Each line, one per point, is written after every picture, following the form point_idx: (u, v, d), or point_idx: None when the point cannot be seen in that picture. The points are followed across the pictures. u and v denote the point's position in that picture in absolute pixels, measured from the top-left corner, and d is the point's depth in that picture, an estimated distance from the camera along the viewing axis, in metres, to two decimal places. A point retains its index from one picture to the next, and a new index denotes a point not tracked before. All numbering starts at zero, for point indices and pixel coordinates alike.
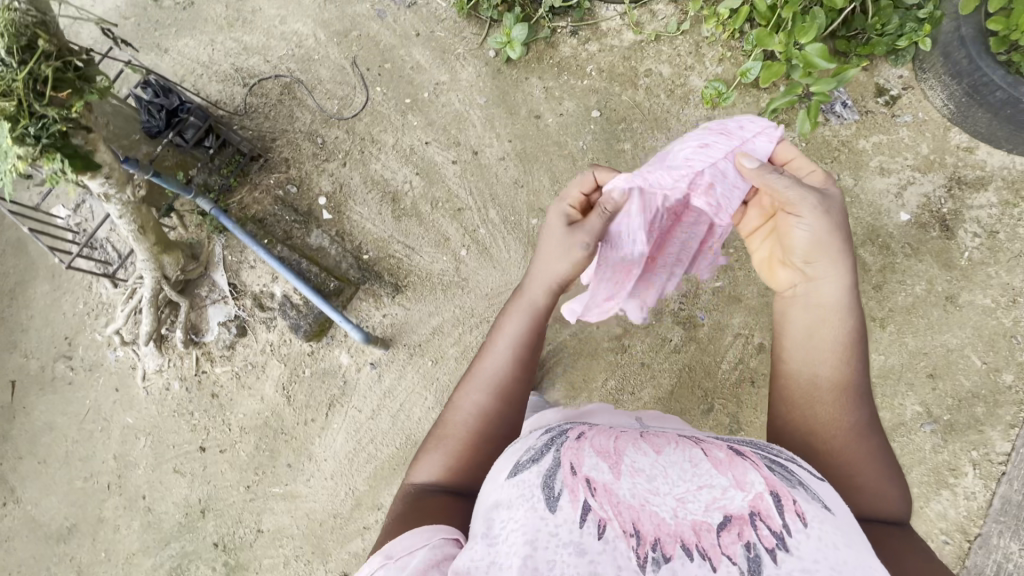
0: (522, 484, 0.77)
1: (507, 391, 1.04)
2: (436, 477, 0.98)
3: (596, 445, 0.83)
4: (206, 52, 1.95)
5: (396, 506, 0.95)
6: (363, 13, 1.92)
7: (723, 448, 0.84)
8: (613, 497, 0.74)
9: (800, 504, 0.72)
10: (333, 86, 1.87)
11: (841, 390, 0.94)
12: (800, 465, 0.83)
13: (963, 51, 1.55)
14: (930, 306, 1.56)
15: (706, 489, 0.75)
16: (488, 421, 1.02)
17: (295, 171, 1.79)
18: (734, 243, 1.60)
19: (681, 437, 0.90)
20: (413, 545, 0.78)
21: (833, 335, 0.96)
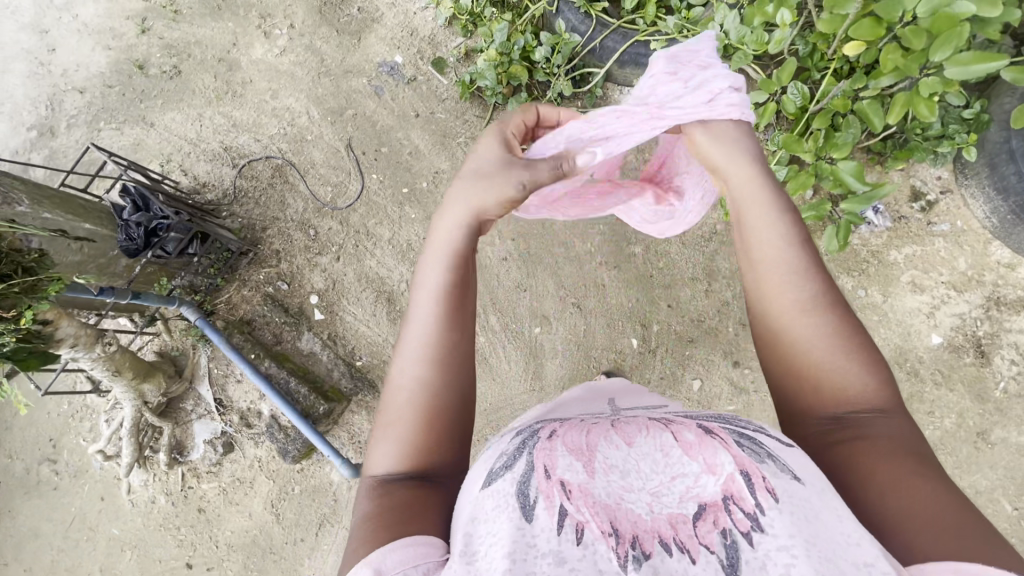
0: (493, 495, 0.58)
1: (460, 342, 0.72)
2: (397, 468, 0.66)
3: (568, 442, 0.65)
4: (194, 128, 1.85)
5: (359, 512, 0.64)
6: (359, 90, 1.81)
7: (694, 428, 0.65)
8: (589, 497, 0.56)
9: (772, 479, 0.56)
10: (327, 170, 1.76)
11: (784, 270, 0.69)
12: (773, 435, 0.63)
13: (1012, 167, 1.40)
14: (960, 442, 1.46)
15: (679, 479, 0.59)
16: (440, 385, 0.70)
17: (285, 265, 1.70)
18: (750, 363, 1.54)
19: (654, 422, 0.71)
20: (411, 559, 0.54)
21: (765, 217, 0.72)
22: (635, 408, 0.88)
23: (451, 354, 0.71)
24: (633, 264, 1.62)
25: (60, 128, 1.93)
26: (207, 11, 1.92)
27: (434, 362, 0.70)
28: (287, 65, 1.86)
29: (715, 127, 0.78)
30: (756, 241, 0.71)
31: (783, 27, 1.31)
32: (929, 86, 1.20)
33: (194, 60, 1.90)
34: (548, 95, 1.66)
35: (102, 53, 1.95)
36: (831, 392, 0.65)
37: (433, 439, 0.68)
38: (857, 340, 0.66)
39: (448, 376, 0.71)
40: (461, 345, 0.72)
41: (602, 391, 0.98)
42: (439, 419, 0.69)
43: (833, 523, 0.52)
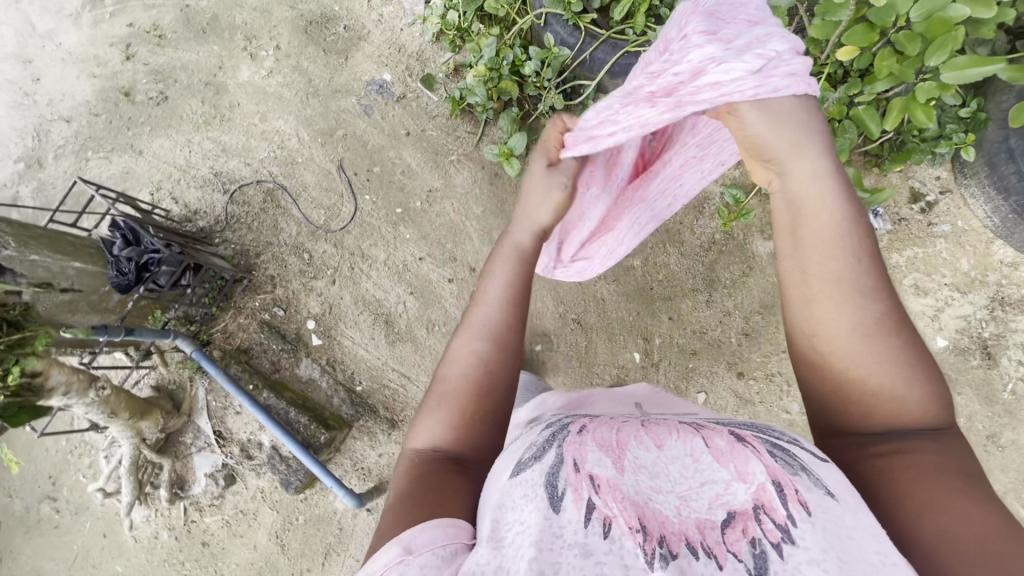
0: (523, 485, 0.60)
1: (510, 336, 0.79)
2: (442, 444, 0.72)
3: (599, 439, 0.65)
4: (183, 154, 1.83)
5: (398, 485, 0.69)
6: (349, 109, 1.79)
7: (726, 435, 0.62)
8: (618, 492, 0.55)
9: (805, 492, 0.53)
10: (319, 193, 1.74)
11: (845, 283, 0.64)
12: (807, 446, 0.60)
13: (1011, 166, 1.37)
14: (969, 446, 1.45)
15: (709, 485, 0.56)
16: (493, 369, 0.76)
17: (280, 291, 1.68)
18: (755, 373, 1.52)
19: (684, 426, 0.69)
20: (439, 539, 0.56)
21: (826, 223, 0.66)
22: (663, 413, 0.86)
23: (506, 347, 0.78)
24: (632, 277, 1.60)
25: (48, 159, 1.91)
26: (192, 35, 1.90)
27: (491, 349, 0.77)
28: (274, 86, 1.84)
29: (770, 106, 0.68)
30: (813, 248, 0.66)
31: None
32: (926, 91, 1.19)
33: (181, 86, 1.88)
34: (540, 110, 1.64)
35: (87, 81, 1.93)
36: (885, 411, 0.62)
37: (480, 420, 0.74)
38: (916, 359, 0.63)
39: (503, 367, 0.77)
40: (517, 341, 0.79)
41: (627, 398, 0.97)
42: (487, 404, 0.75)
43: (866, 541, 0.50)
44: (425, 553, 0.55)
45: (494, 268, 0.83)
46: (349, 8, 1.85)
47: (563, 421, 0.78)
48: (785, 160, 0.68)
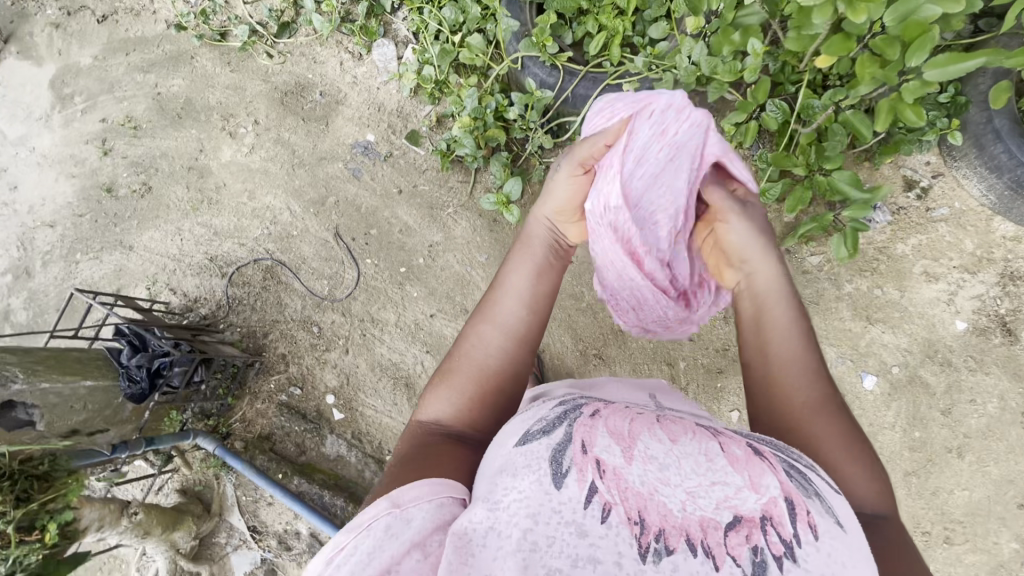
0: (527, 453, 0.65)
1: (523, 333, 0.89)
2: (446, 419, 0.82)
3: (610, 425, 0.69)
4: (175, 243, 1.80)
5: (402, 446, 0.79)
6: (337, 175, 1.78)
7: (742, 444, 0.68)
8: (623, 482, 0.61)
9: (814, 514, 0.60)
10: (319, 263, 1.72)
11: (800, 370, 0.79)
12: (821, 477, 0.68)
13: (1000, 145, 1.40)
14: (1008, 425, 1.45)
15: (719, 487, 0.62)
16: (500, 361, 0.87)
17: (294, 368, 1.65)
18: None
19: (700, 426, 0.74)
20: (425, 496, 0.63)
21: (780, 317, 0.84)
22: (676, 409, 0.89)
23: (520, 342, 0.89)
24: None
25: (36, 267, 1.87)
26: (168, 122, 1.89)
27: (508, 343, 0.88)
28: (258, 162, 1.82)
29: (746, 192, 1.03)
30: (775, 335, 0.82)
31: (754, 56, 1.36)
32: (912, 92, 1.21)
33: (163, 174, 1.85)
34: (529, 150, 1.64)
35: (67, 183, 1.90)
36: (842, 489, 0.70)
37: (483, 402, 0.84)
38: (863, 452, 0.74)
39: (515, 360, 0.88)
40: (530, 337, 0.90)
41: (642, 386, 1.00)
42: (493, 385, 0.85)
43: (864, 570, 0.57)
44: (412, 507, 0.61)
45: (515, 262, 0.96)
46: (323, 74, 1.86)
47: (576, 399, 0.79)
48: (754, 263, 0.91)
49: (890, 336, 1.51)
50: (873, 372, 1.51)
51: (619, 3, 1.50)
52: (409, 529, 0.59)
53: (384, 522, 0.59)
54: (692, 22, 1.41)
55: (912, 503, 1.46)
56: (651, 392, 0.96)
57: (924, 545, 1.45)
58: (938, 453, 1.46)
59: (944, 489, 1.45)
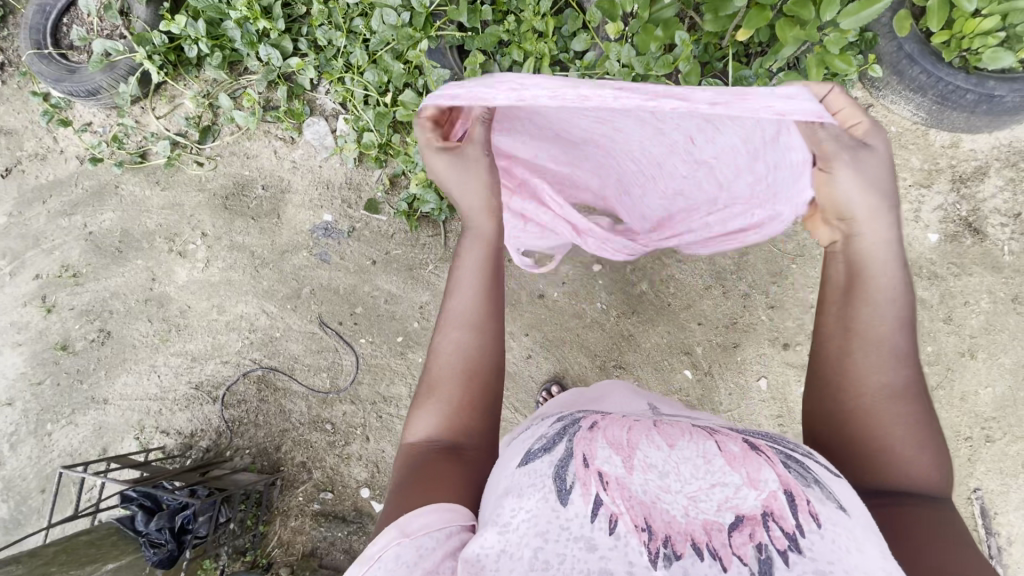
0: (532, 473, 0.64)
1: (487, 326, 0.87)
2: (439, 431, 0.80)
3: (610, 436, 0.68)
4: (152, 382, 1.69)
5: (398, 472, 0.77)
6: (305, 264, 1.72)
7: (738, 441, 0.68)
8: (625, 490, 0.60)
9: (815, 504, 0.59)
10: (313, 358, 1.65)
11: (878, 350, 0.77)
12: (819, 462, 0.67)
13: (917, 67, 1.47)
14: (1004, 315, 1.53)
15: (719, 488, 0.61)
16: (475, 357, 0.85)
17: (318, 473, 1.58)
18: (798, 339, 1.56)
19: (696, 428, 0.73)
20: (434, 524, 0.61)
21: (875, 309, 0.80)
22: (676, 415, 0.86)
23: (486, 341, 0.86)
24: (646, 302, 1.61)
25: (4, 454, 1.70)
26: (108, 260, 1.78)
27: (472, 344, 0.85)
28: (219, 274, 1.74)
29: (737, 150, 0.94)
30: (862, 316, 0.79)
31: (684, 45, 1.40)
32: (835, 43, 1.30)
33: (119, 314, 1.74)
34: None
35: (14, 353, 1.75)
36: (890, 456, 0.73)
37: (465, 408, 0.82)
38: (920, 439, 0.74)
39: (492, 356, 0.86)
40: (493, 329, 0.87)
41: (639, 396, 0.98)
42: (472, 394, 0.83)
43: (874, 556, 0.55)
44: (421, 535, 0.60)
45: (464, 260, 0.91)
46: (259, 167, 1.81)
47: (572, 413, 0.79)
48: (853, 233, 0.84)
49: None
50: None
51: (538, 26, 1.53)
52: (421, 559, 0.58)
53: (394, 553, 0.58)
54: (613, 27, 1.44)
55: (947, 414, 1.52)
56: (649, 402, 0.95)
57: (971, 450, 1.51)
58: (953, 360, 1.53)
59: (970, 392, 1.52)
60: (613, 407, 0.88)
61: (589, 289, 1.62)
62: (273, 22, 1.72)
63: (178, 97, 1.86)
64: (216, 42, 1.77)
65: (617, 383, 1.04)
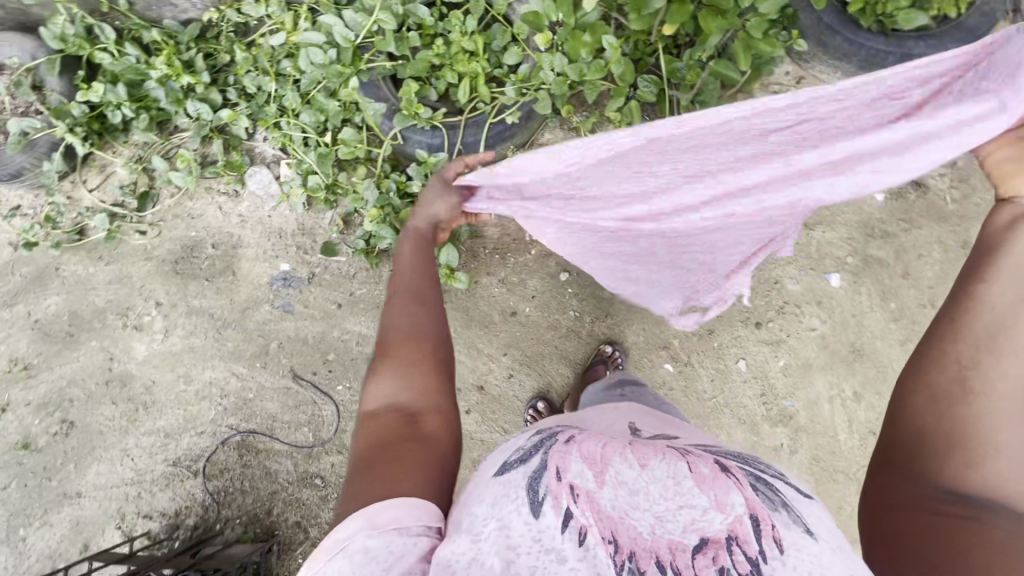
0: (504, 484, 0.67)
1: (430, 298, 0.96)
2: (401, 397, 0.82)
3: (584, 449, 0.71)
4: (126, 466, 1.62)
5: (361, 439, 0.78)
6: (268, 319, 1.67)
7: (710, 461, 0.70)
8: (596, 503, 0.64)
9: (780, 529, 0.61)
10: (291, 414, 1.61)
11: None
12: (790, 483, 0.69)
13: (839, 37, 1.52)
14: (957, 263, 1.58)
15: (686, 510, 0.63)
16: (424, 328, 0.91)
17: (315, 530, 1.54)
18: (768, 316, 1.59)
19: (669, 446, 0.76)
20: (405, 519, 0.62)
21: None
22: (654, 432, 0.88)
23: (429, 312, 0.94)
24: (617, 302, 1.62)
25: None
26: (60, 346, 1.69)
27: (423, 314, 0.93)
28: (180, 342, 1.68)
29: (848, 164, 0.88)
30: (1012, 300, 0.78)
31: (613, 49, 1.41)
32: (756, 28, 1.33)
33: (80, 401, 1.66)
34: None
35: None
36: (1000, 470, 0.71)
37: (424, 371, 0.86)
38: None
39: (434, 323, 0.93)
40: (431, 292, 0.97)
41: (613, 410, 1.01)
42: (425, 359, 0.87)
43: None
44: (388, 528, 0.61)
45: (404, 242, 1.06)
46: (206, 226, 1.75)
47: (550, 426, 0.82)
48: None
49: (832, 234, 1.61)
50: (834, 270, 1.60)
51: (467, 46, 1.52)
52: (389, 552, 0.60)
53: (363, 542, 0.60)
54: (540, 38, 1.45)
55: None
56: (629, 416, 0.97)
57: None
58: (917, 312, 1.58)
59: None
60: (592, 424, 0.90)
61: (561, 299, 1.62)
62: (198, 77, 1.68)
63: (108, 166, 1.78)
64: (140, 104, 1.71)
65: (601, 405, 1.05)
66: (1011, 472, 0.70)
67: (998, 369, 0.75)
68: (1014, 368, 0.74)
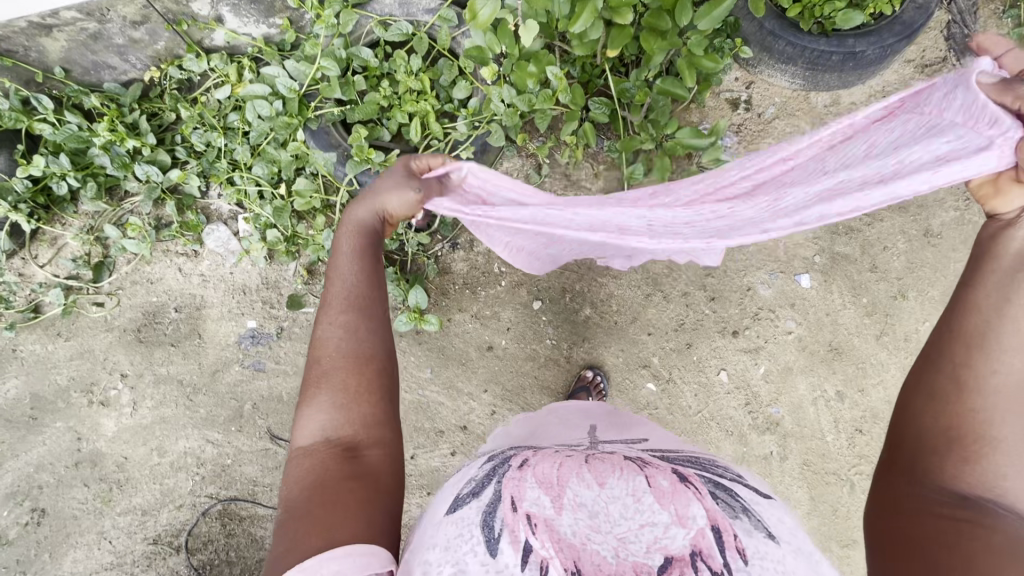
0: (460, 521, 0.66)
1: (372, 313, 0.90)
2: (337, 429, 0.80)
3: (539, 474, 0.72)
4: (104, 549, 1.56)
5: (295, 473, 0.77)
6: (240, 380, 1.63)
7: (667, 475, 0.71)
8: (555, 532, 0.61)
9: (742, 538, 0.61)
10: (273, 476, 1.57)
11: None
12: (747, 486, 0.72)
13: (782, 41, 1.53)
14: (921, 252, 1.59)
15: (648, 528, 0.62)
16: (365, 350, 0.87)
17: None
18: (744, 324, 1.59)
19: (627, 461, 0.77)
20: (347, 571, 0.60)
21: None
22: (613, 442, 0.90)
23: (371, 330, 0.89)
24: (593, 326, 1.60)
25: None
26: (24, 431, 1.63)
27: (364, 334, 0.88)
28: (150, 414, 1.63)
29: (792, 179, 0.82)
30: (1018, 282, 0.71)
31: (558, 79, 1.40)
32: (697, 45, 1.33)
33: (50, 487, 1.60)
34: (412, 251, 1.59)
35: None
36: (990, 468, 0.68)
37: (362, 399, 0.83)
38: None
39: (375, 343, 0.88)
40: (377, 308, 0.91)
41: (578, 419, 1.02)
42: (366, 386, 0.84)
43: None
44: None
45: (343, 243, 0.95)
46: (167, 289, 1.70)
47: (505, 451, 0.85)
48: None
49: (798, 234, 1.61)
50: (804, 271, 1.60)
51: (414, 85, 1.50)
52: None
53: None
54: (487, 71, 1.43)
55: (898, 358, 1.57)
56: (591, 424, 0.98)
57: None
58: (889, 305, 1.58)
59: (911, 331, 1.58)
60: (552, 440, 0.91)
61: (536, 328, 1.60)
62: (143, 139, 1.63)
63: (59, 238, 1.73)
64: (85, 172, 1.66)
65: (558, 412, 1.06)
66: (1010, 468, 0.67)
67: (996, 363, 0.70)
68: (1009, 362, 0.70)
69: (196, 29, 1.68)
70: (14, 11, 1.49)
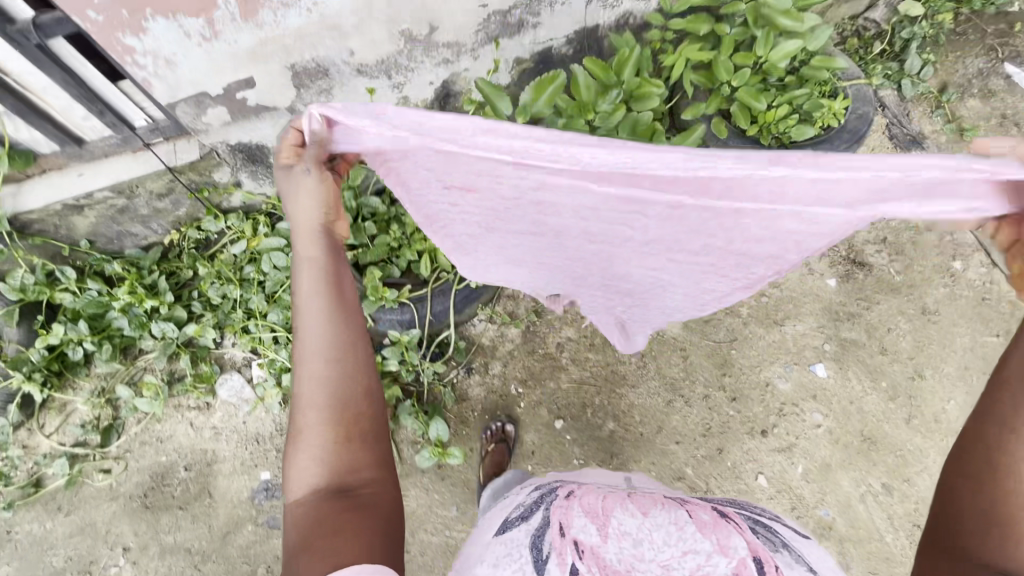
0: (510, 543, 0.76)
1: (347, 337, 0.79)
2: (326, 472, 0.75)
3: (585, 505, 0.81)
4: None
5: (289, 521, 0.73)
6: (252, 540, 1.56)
7: (708, 510, 0.78)
8: (600, 559, 0.69)
9: (784, 568, 0.64)
10: None
11: None
12: (785, 523, 0.78)
13: None
14: (925, 330, 1.63)
15: (691, 555, 0.67)
16: (344, 379, 0.78)
17: None
18: (771, 422, 1.57)
19: (668, 499, 0.84)
20: None
21: None
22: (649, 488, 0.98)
23: (358, 373, 0.80)
24: (617, 439, 1.59)
25: None
26: None
27: (341, 365, 0.78)
28: None
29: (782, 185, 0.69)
30: None
31: None
32: None
33: None
34: (428, 381, 1.60)
35: None
36: None
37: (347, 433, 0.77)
38: None
39: (357, 374, 0.80)
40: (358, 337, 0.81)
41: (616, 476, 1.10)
42: (349, 419, 0.78)
43: None
44: None
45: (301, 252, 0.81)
46: (177, 447, 1.65)
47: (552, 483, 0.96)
48: None
49: (801, 326, 1.65)
50: (817, 361, 1.62)
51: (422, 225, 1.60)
52: None
53: None
54: None
55: (934, 441, 1.54)
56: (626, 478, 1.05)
57: None
58: (909, 387, 1.58)
59: (939, 411, 1.56)
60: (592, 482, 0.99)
61: (560, 449, 1.58)
62: (162, 297, 1.68)
63: (69, 404, 1.70)
64: (101, 334, 1.68)
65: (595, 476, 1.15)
66: None
67: None
68: None
69: (215, 195, 1.84)
70: (52, 198, 1.61)
